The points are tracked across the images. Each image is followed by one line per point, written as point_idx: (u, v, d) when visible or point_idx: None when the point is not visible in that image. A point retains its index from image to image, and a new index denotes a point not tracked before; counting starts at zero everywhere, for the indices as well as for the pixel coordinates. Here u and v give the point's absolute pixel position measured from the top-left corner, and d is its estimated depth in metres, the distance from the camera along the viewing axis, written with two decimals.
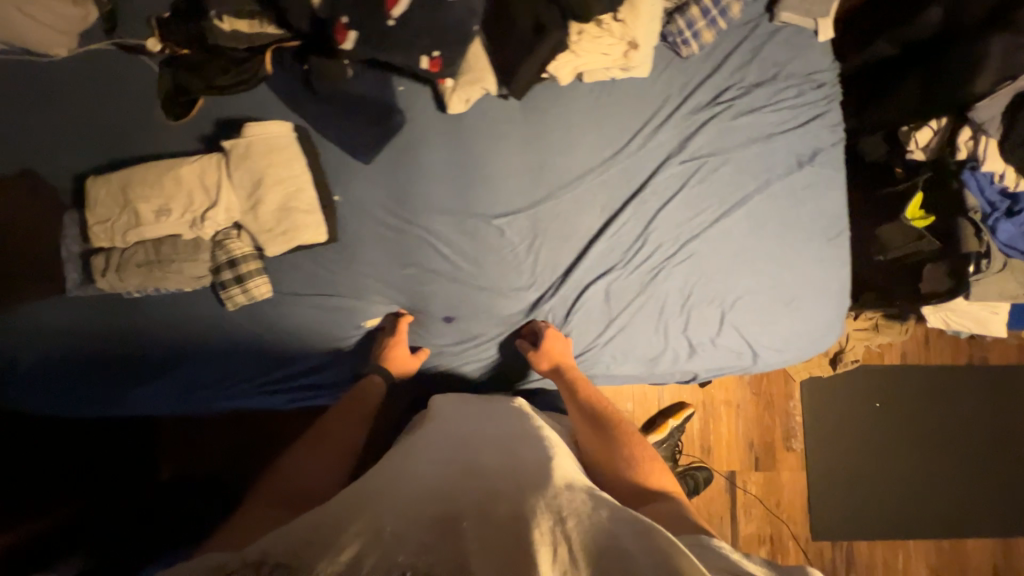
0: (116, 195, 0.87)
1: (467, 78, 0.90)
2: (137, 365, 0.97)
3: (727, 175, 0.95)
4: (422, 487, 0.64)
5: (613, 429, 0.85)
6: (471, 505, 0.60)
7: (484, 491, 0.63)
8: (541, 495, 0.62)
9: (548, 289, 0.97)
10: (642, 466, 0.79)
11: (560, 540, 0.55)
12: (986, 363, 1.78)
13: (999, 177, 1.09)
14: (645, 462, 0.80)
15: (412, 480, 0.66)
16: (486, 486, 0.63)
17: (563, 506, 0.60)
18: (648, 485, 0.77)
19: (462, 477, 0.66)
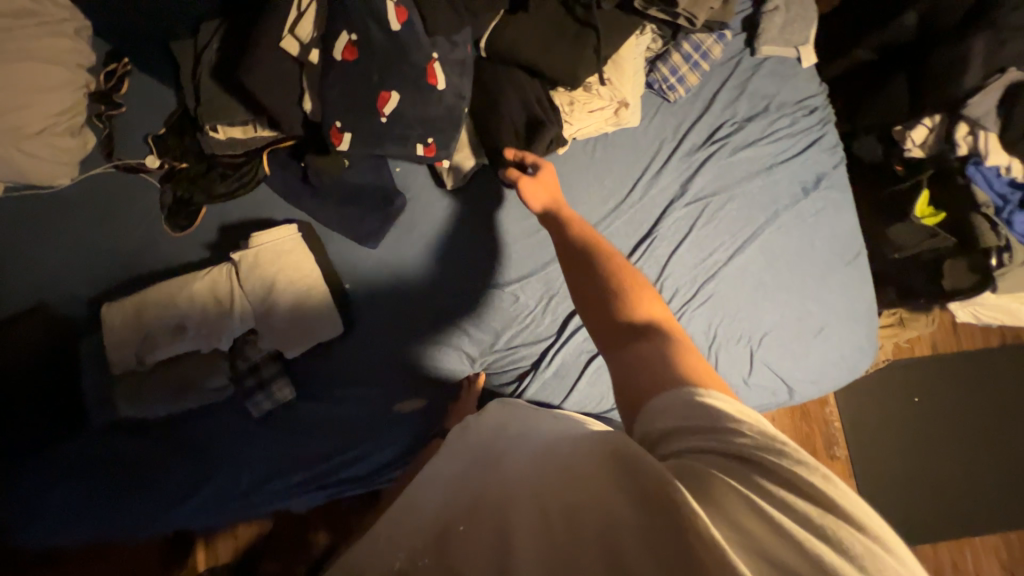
0: (131, 321, 0.87)
1: (462, 155, 0.92)
2: (159, 486, 0.90)
3: (734, 211, 0.93)
4: (432, 510, 0.60)
5: (595, 258, 0.69)
6: (465, 508, 0.54)
7: (480, 491, 0.56)
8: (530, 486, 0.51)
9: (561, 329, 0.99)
10: (628, 299, 0.64)
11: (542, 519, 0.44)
12: (1018, 340, 1.74)
13: (1005, 171, 1.08)
14: (633, 290, 0.65)
15: (423, 507, 0.63)
16: (477, 490, 0.56)
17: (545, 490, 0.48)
18: (632, 321, 0.61)
19: (464, 488, 0.60)
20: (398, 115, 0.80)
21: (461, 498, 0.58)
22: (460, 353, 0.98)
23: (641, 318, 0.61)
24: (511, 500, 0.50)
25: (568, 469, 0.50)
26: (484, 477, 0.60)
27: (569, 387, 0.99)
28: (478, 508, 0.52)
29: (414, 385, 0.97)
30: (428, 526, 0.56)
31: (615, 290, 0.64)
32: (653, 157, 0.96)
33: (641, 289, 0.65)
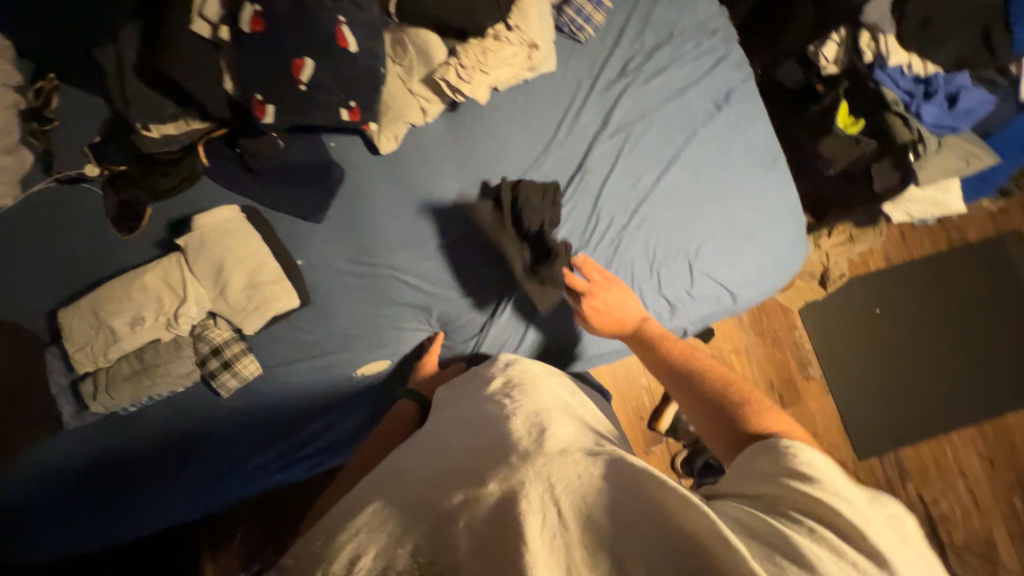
0: (88, 319, 0.89)
1: (389, 117, 0.96)
2: (141, 479, 0.95)
3: (655, 135, 0.98)
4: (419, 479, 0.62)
5: (683, 369, 0.79)
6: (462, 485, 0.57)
7: (467, 469, 0.60)
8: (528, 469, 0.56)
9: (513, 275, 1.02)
10: (742, 405, 0.70)
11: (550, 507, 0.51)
12: (968, 241, 1.80)
13: (908, 67, 1.16)
14: (745, 401, 0.70)
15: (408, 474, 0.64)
16: (470, 471, 0.59)
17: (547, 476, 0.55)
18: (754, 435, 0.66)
19: (452, 462, 0.63)
20: (316, 82, 0.84)
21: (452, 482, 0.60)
22: (416, 310, 1.01)
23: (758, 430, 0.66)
24: (512, 484, 0.54)
25: (560, 466, 0.57)
26: (471, 457, 0.63)
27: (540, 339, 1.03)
28: (476, 486, 0.55)
29: (377, 348, 1.00)
30: (415, 494, 0.58)
31: (717, 397, 0.73)
32: (573, 96, 1.00)
33: (762, 410, 0.69)
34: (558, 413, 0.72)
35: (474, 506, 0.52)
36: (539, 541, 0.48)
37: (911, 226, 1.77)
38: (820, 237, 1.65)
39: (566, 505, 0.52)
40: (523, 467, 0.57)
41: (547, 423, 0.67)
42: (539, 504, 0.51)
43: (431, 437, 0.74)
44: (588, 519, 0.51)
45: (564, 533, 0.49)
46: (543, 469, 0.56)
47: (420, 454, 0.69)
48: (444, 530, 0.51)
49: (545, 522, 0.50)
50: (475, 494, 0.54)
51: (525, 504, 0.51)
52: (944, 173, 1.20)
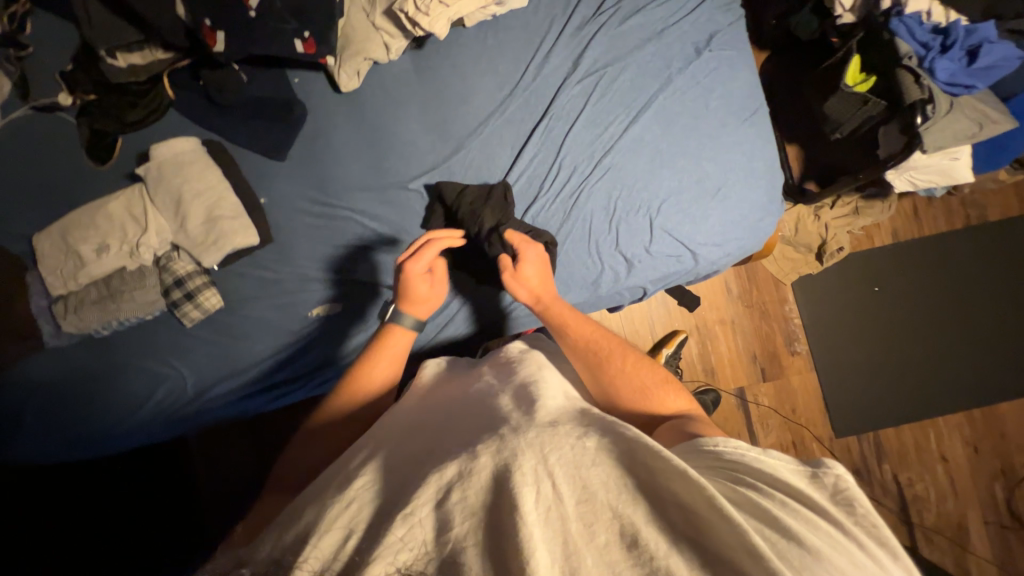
0: (59, 244, 0.93)
1: (349, 52, 0.93)
2: (113, 400, 1.01)
3: (628, 81, 0.92)
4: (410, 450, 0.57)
5: (599, 344, 0.74)
6: (456, 451, 0.52)
7: (464, 441, 0.55)
8: (520, 436, 0.51)
9: None
10: (642, 386, 0.70)
11: (545, 477, 0.44)
12: (985, 221, 1.68)
13: (927, 15, 1.06)
14: (649, 380, 0.71)
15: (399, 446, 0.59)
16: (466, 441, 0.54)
17: (545, 443, 0.49)
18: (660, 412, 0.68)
19: (445, 436, 0.59)
20: (267, 8, 0.82)
21: (428, 457, 0.54)
22: (373, 254, 1.00)
23: (664, 408, 0.68)
24: (505, 450, 0.48)
25: (557, 433, 0.52)
26: (454, 435, 0.58)
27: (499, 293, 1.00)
28: (465, 457, 0.49)
29: (335, 291, 1.01)
30: (410, 464, 0.53)
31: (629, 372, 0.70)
32: (544, 35, 0.95)
33: (654, 381, 0.71)
34: (549, 385, 0.67)
35: (465, 479, 0.46)
36: (533, 512, 0.41)
37: (924, 201, 1.66)
38: (821, 209, 1.56)
39: (563, 473, 0.45)
40: (516, 437, 0.51)
41: (536, 395, 0.63)
42: (534, 475, 0.44)
43: (415, 414, 0.68)
44: (590, 491, 0.44)
45: (560, 505, 0.42)
46: (539, 438, 0.50)
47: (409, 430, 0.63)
48: (429, 500, 0.44)
49: (538, 493, 0.43)
50: (464, 463, 0.48)
51: (519, 475, 0.44)
52: (953, 138, 1.09)
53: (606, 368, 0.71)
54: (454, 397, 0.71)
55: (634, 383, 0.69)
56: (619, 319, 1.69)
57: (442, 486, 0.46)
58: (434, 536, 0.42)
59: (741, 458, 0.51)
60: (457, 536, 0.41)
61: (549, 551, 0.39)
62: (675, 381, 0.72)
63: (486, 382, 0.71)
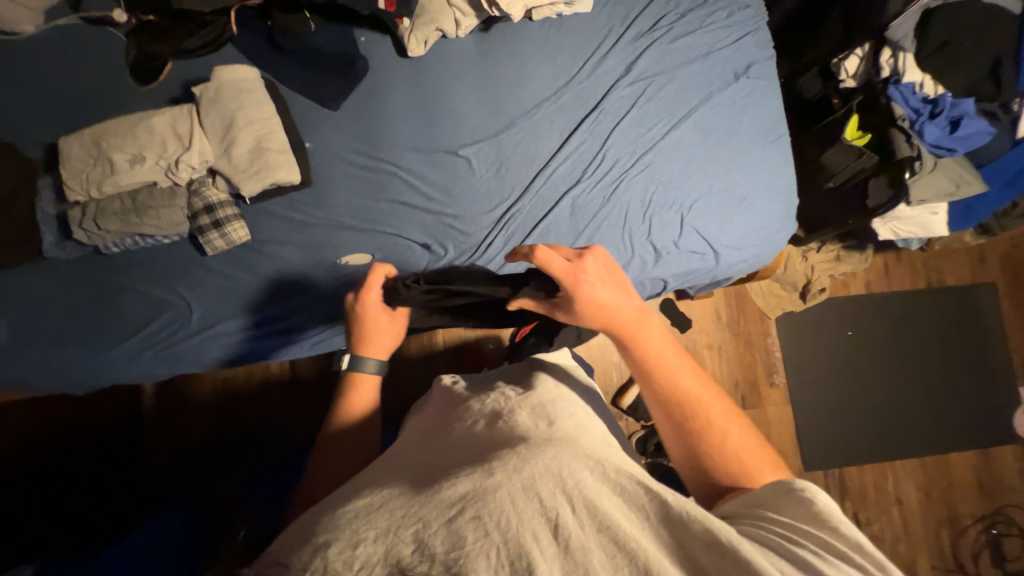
0: (89, 148, 0.89)
1: (423, 20, 0.98)
2: (109, 323, 0.95)
3: (672, 92, 1.02)
4: (417, 470, 0.55)
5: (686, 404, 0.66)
6: (462, 468, 0.50)
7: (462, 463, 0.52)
8: (532, 460, 0.47)
9: (510, 199, 1.01)
10: (736, 463, 0.63)
11: (560, 501, 0.44)
12: (944, 285, 1.87)
13: (920, 86, 1.21)
14: (746, 454, 0.63)
15: (405, 467, 0.57)
16: (471, 458, 0.52)
17: (562, 470, 0.46)
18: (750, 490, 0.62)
19: (450, 453, 0.56)
20: None
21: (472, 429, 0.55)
22: (412, 212, 1.01)
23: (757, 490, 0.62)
24: (503, 481, 0.45)
25: (566, 459, 0.48)
26: (477, 443, 0.56)
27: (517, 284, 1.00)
28: (478, 472, 0.47)
29: (367, 243, 1.00)
30: (416, 480, 0.52)
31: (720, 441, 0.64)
32: (603, 39, 1.04)
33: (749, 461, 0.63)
34: (565, 402, 0.66)
35: (478, 498, 0.44)
36: (549, 541, 0.42)
37: (895, 259, 1.84)
38: (808, 251, 1.71)
39: (580, 499, 0.44)
40: (531, 454, 0.48)
41: (553, 414, 0.60)
42: (551, 503, 0.44)
43: (421, 438, 0.66)
44: (605, 516, 0.43)
45: (580, 533, 0.42)
46: (556, 459, 0.47)
47: (418, 451, 0.62)
48: (438, 522, 0.44)
49: (555, 525, 0.42)
50: (477, 477, 0.46)
51: (530, 506, 0.43)
52: (935, 194, 1.25)
53: (695, 436, 0.64)
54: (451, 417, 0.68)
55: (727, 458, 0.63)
56: None
57: (452, 503, 0.45)
58: (446, 553, 0.42)
59: (798, 506, 0.50)
60: (470, 556, 0.41)
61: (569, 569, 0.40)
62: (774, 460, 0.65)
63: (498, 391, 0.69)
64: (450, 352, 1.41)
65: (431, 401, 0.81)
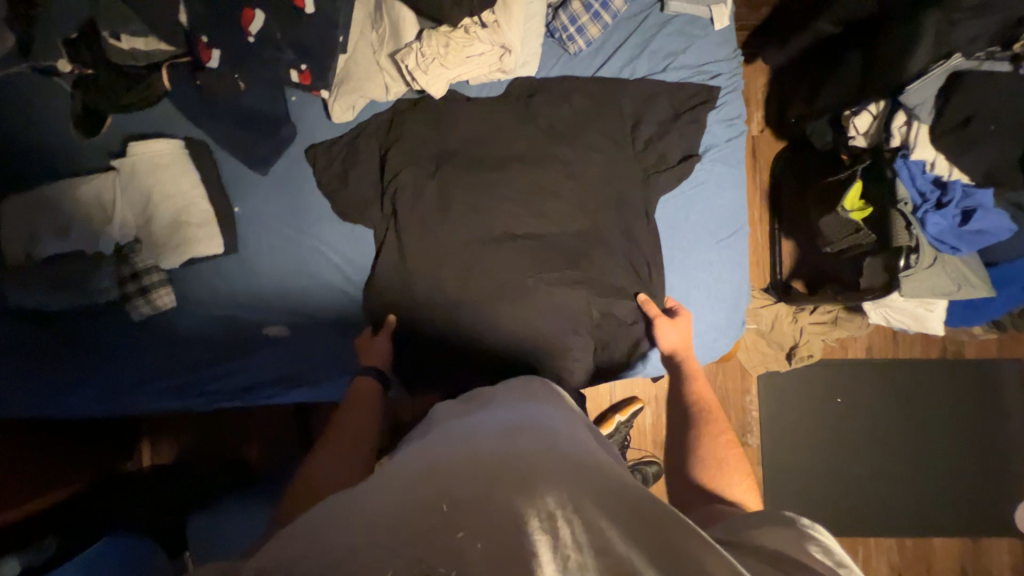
0: (23, 214, 0.93)
1: (346, 87, 0.94)
2: (49, 371, 1.01)
3: (612, 173, 0.93)
4: (415, 469, 0.58)
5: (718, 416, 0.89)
6: (464, 480, 0.52)
7: (453, 470, 0.55)
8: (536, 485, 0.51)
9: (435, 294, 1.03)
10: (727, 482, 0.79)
11: (562, 528, 0.46)
12: (959, 356, 1.68)
13: (930, 166, 1.02)
14: (729, 455, 0.83)
15: (394, 472, 0.59)
16: (464, 471, 0.54)
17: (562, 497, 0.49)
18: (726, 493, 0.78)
19: (445, 461, 0.58)
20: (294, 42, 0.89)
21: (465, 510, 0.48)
22: (331, 289, 1.00)
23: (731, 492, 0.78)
24: (510, 502, 0.48)
25: (586, 489, 0.52)
26: (477, 455, 0.57)
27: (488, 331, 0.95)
28: (483, 488, 0.50)
29: (288, 316, 1.01)
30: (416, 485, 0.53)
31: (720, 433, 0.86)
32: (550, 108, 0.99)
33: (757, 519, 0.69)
34: (568, 435, 0.66)
35: (476, 509, 0.47)
36: (550, 558, 0.43)
37: None
38: (799, 312, 1.56)
39: (579, 520, 0.47)
40: (549, 482, 0.51)
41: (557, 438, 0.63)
42: (547, 519, 0.46)
43: (415, 447, 0.68)
44: (610, 544, 0.45)
45: (578, 555, 0.44)
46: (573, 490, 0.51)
47: (413, 454, 0.65)
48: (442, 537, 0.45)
49: (554, 541, 0.44)
50: (481, 495, 0.49)
51: (536, 521, 0.46)
52: (929, 292, 1.08)
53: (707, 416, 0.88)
54: (439, 437, 0.68)
55: (730, 464, 0.82)
56: None
57: (455, 519, 0.47)
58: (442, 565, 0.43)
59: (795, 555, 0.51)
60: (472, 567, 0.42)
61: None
62: (744, 474, 0.81)
63: (495, 417, 0.70)
64: None
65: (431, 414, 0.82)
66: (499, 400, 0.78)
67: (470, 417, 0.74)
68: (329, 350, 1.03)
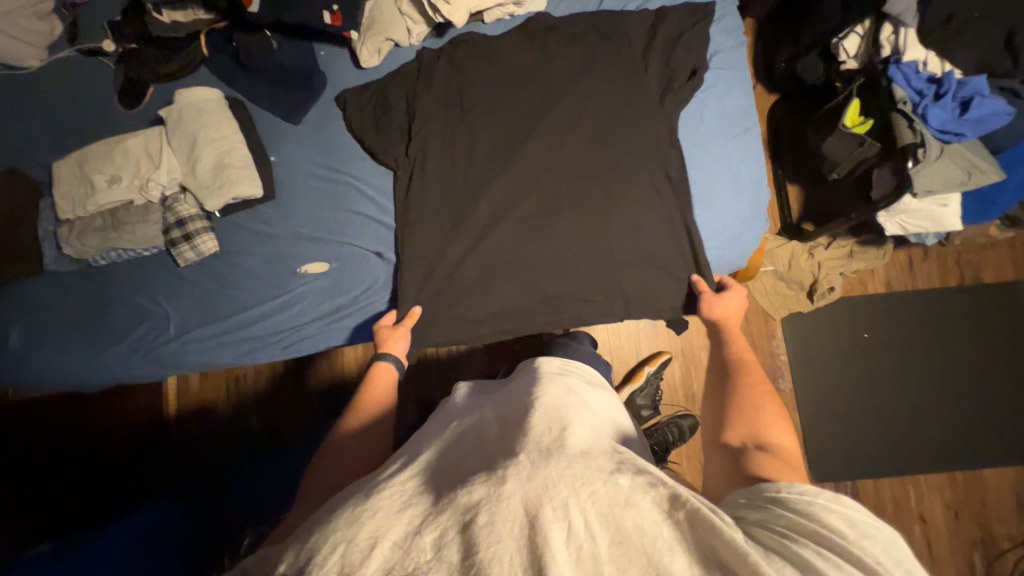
0: (76, 172, 0.99)
1: (371, 30, 1.02)
2: (99, 327, 1.04)
3: (627, 86, 0.99)
4: (428, 474, 0.61)
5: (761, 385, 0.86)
6: (476, 481, 0.54)
7: (466, 474, 0.58)
8: (544, 474, 0.53)
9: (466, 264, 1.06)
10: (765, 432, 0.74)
11: (573, 515, 0.49)
12: (979, 281, 1.69)
13: (923, 64, 1.08)
14: (768, 414, 0.79)
15: (409, 467, 0.62)
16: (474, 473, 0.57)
17: (570, 487, 0.51)
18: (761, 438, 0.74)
19: (459, 467, 0.61)
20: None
21: (475, 506, 0.50)
22: (368, 222, 1.04)
23: (763, 436, 0.74)
24: (516, 497, 0.51)
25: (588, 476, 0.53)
26: (487, 458, 0.60)
27: (523, 245, 0.99)
28: (492, 480, 0.53)
29: (321, 254, 1.04)
30: (431, 490, 0.56)
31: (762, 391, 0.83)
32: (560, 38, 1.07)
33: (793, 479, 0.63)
34: (579, 409, 0.68)
35: (493, 503, 0.50)
36: (563, 549, 0.46)
37: (919, 254, 1.68)
38: (815, 247, 1.60)
39: (593, 511, 0.49)
40: (556, 473, 0.53)
41: (569, 418, 0.64)
42: (562, 510, 0.49)
43: (432, 438, 0.71)
44: (623, 533, 0.48)
45: (590, 545, 0.47)
46: (581, 478, 0.52)
47: (431, 448, 0.68)
48: (458, 529, 0.49)
49: (568, 530, 0.48)
50: (491, 485, 0.52)
51: (548, 512, 0.48)
52: (944, 184, 1.10)
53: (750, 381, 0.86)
54: (452, 434, 0.70)
55: (770, 416, 0.78)
56: (607, 334, 1.71)
57: (466, 509, 0.50)
58: (460, 558, 0.46)
59: (782, 525, 0.52)
60: (484, 559, 0.45)
61: (613, 564, 0.46)
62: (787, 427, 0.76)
63: (509, 403, 0.72)
64: (439, 364, 1.48)
65: (446, 404, 0.85)
66: (515, 385, 0.80)
67: (495, 402, 0.77)
68: (365, 285, 1.04)
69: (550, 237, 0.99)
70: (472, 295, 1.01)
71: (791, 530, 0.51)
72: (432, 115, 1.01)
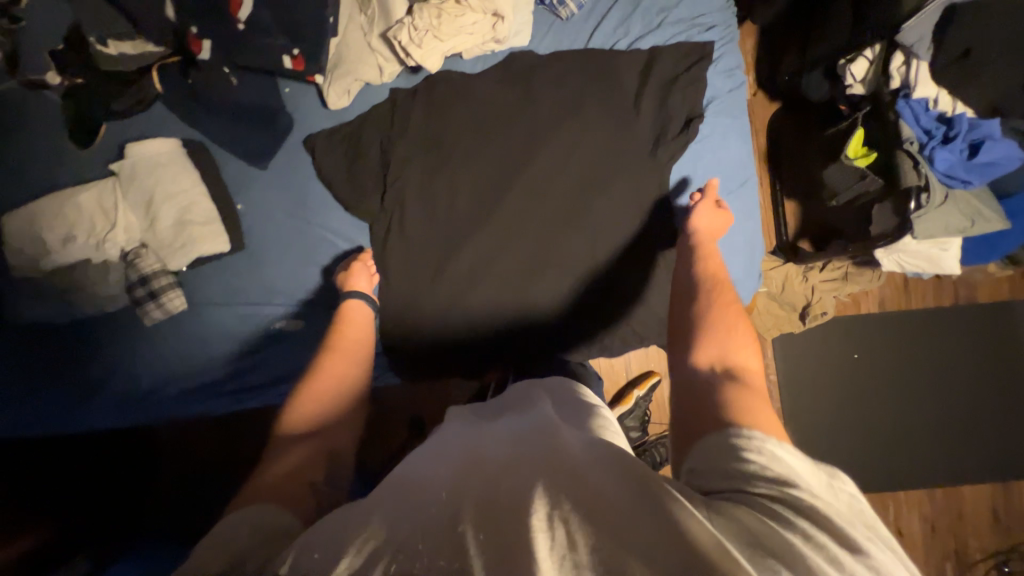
0: (25, 227, 0.91)
1: (340, 71, 0.95)
2: (65, 383, 0.99)
3: (618, 131, 0.92)
4: (414, 484, 0.55)
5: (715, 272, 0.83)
6: (468, 495, 0.48)
7: (456, 484, 0.51)
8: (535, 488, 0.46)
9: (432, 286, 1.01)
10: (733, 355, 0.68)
11: (561, 525, 0.42)
12: (972, 300, 1.67)
13: (934, 102, 1.01)
14: (735, 332, 0.72)
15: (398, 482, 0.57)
16: (466, 484, 0.51)
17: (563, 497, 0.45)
18: (727, 364, 0.66)
19: (450, 475, 0.54)
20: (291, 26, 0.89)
21: (459, 524, 0.44)
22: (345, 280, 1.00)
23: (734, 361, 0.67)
24: (502, 510, 0.44)
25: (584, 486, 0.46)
26: (482, 467, 0.53)
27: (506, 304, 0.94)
28: (483, 496, 0.47)
29: (297, 309, 1.01)
30: (417, 499, 0.50)
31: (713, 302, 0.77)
32: None
33: (767, 420, 0.56)
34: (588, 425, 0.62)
35: (479, 516, 0.44)
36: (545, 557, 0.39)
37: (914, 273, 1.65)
38: (809, 270, 1.55)
39: (583, 515, 0.43)
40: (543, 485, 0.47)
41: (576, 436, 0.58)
42: (548, 522, 0.42)
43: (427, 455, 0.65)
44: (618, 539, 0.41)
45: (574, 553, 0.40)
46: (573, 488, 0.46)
47: (423, 461, 0.61)
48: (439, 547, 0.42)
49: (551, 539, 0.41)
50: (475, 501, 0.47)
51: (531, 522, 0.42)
52: (943, 231, 1.08)
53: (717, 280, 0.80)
54: (447, 448, 0.64)
55: (736, 326, 0.72)
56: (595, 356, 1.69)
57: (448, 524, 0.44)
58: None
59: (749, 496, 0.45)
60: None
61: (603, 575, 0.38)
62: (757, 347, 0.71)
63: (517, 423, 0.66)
64: None
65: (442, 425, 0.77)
66: (515, 400, 0.75)
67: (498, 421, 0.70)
68: None
69: (530, 294, 0.94)
70: (449, 356, 0.96)
71: (785, 499, 0.44)
72: (408, 163, 0.94)
